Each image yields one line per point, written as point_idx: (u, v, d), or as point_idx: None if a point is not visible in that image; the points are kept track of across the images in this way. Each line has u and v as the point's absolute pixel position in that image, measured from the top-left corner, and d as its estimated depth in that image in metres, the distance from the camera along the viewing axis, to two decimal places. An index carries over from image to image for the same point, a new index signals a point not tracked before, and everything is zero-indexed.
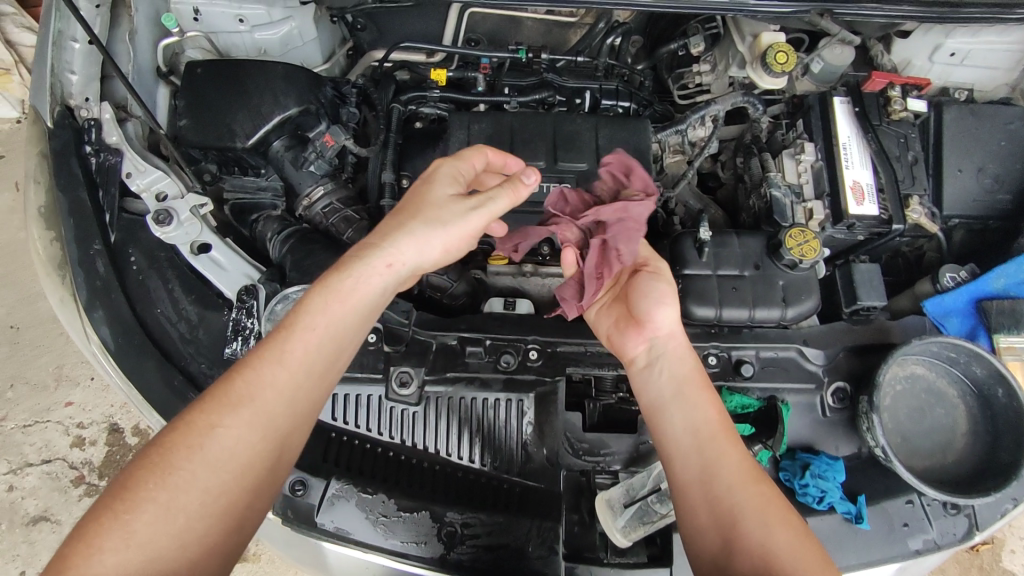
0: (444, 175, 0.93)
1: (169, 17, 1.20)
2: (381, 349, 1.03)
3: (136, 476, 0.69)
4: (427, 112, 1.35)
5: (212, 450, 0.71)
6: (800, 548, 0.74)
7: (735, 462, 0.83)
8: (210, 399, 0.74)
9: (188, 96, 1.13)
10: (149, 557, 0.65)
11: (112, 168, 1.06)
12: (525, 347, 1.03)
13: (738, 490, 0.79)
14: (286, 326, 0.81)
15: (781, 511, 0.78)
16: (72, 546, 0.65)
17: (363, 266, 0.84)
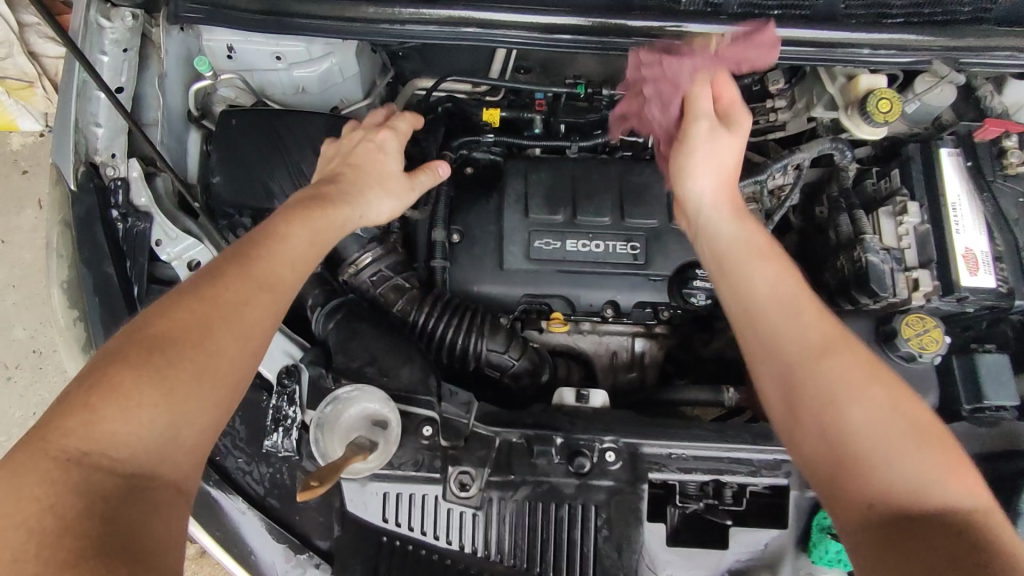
0: (386, 142, 0.98)
1: (203, 61, 1.09)
2: (438, 445, 0.92)
3: (161, 332, 0.66)
4: (480, 157, 1.23)
5: (236, 322, 0.70)
6: (892, 419, 0.67)
7: (812, 323, 0.73)
8: (227, 269, 0.72)
9: (222, 153, 1.02)
10: (180, 421, 0.64)
11: (140, 235, 0.94)
12: (600, 448, 0.92)
13: (812, 356, 0.71)
14: (284, 227, 0.80)
15: (872, 374, 0.69)
16: (89, 394, 0.61)
17: (354, 192, 0.90)
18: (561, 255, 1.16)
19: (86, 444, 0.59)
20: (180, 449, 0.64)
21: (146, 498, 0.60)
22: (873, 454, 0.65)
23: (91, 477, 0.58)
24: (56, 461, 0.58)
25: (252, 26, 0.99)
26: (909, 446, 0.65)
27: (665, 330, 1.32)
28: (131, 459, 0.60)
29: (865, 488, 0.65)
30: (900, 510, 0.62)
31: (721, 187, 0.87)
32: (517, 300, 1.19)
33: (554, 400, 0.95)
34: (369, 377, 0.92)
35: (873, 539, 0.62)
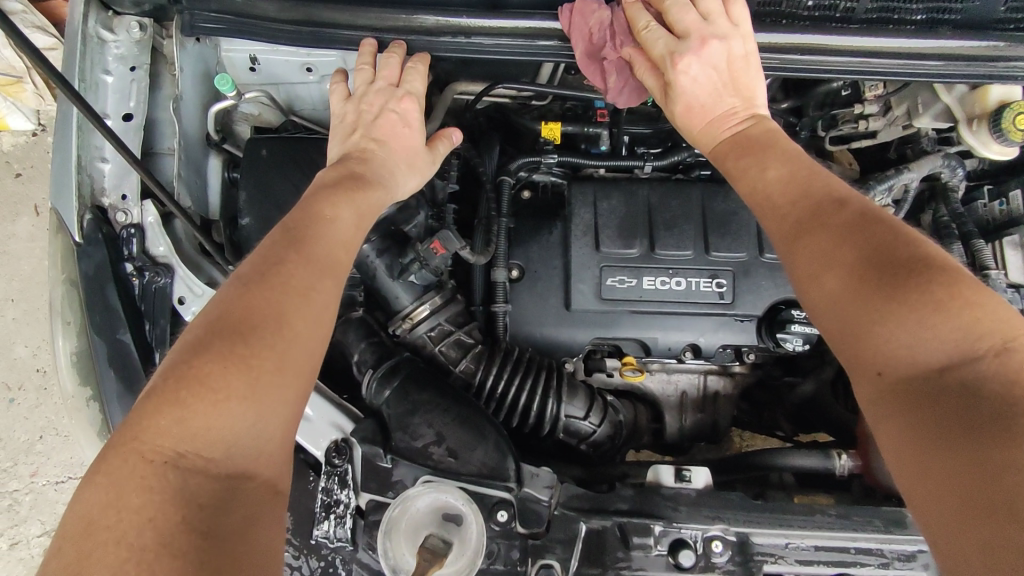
0: (411, 116, 0.85)
1: (225, 77, 0.89)
2: (514, 532, 0.79)
3: (239, 317, 0.59)
4: (541, 179, 1.08)
5: (310, 307, 0.63)
6: (874, 275, 0.57)
7: (785, 203, 0.67)
8: (289, 254, 0.64)
9: (251, 190, 0.88)
10: (268, 410, 0.56)
11: (159, 293, 0.79)
12: (705, 536, 0.78)
13: (793, 240, 0.65)
14: (331, 211, 0.71)
15: (851, 236, 0.60)
16: (175, 385, 0.54)
17: (385, 151, 0.82)
18: (635, 296, 1.02)
19: (182, 444, 0.52)
20: (273, 447, 0.57)
21: (251, 500, 0.54)
22: (869, 327, 0.56)
23: (189, 481, 0.52)
24: (151, 464, 0.51)
25: (284, 39, 0.83)
26: (900, 299, 0.55)
27: (743, 369, 1.19)
28: (227, 455, 0.54)
29: (873, 354, 0.56)
30: (910, 374, 0.53)
31: (712, 80, 0.78)
32: (584, 346, 1.04)
33: (650, 480, 0.85)
34: (436, 459, 0.79)
35: (888, 411, 0.54)
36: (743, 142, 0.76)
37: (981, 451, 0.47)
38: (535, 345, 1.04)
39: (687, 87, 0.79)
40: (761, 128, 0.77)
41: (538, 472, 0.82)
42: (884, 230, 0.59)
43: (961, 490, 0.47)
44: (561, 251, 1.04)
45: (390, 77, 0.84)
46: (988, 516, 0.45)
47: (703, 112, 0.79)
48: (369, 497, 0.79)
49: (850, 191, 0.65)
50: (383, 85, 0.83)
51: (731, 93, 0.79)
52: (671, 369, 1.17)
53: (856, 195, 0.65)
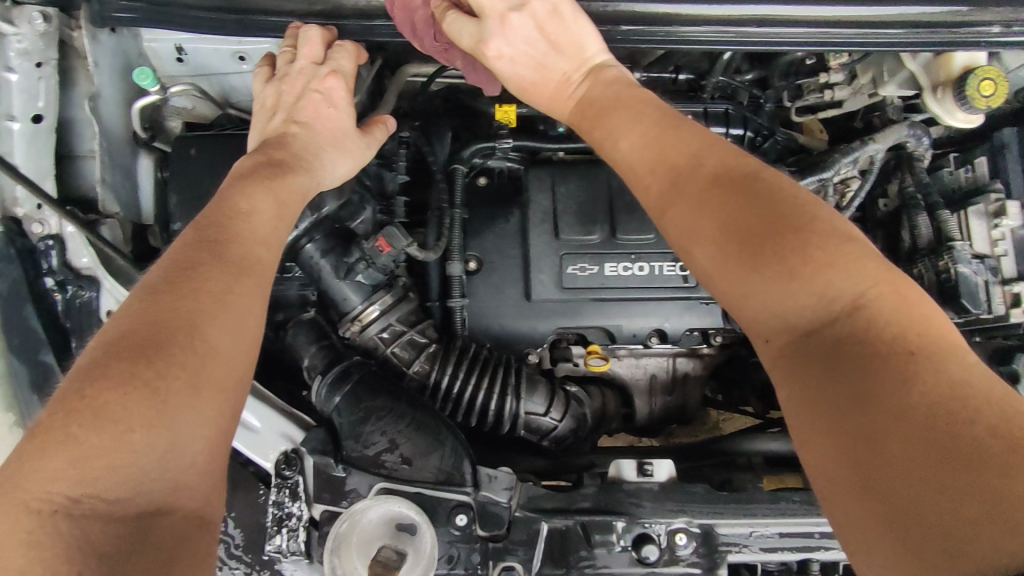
0: (336, 95, 0.80)
1: (145, 71, 0.82)
2: (473, 535, 0.77)
3: (142, 334, 0.53)
4: (496, 165, 1.03)
5: (227, 314, 0.57)
6: (735, 243, 0.53)
7: (647, 172, 0.62)
8: (200, 261, 0.59)
9: (181, 191, 0.82)
10: (180, 435, 0.52)
11: (86, 308, 0.75)
12: (670, 529, 0.77)
13: (661, 212, 0.60)
14: (248, 203, 0.67)
15: (707, 203, 0.56)
16: (66, 420, 0.49)
17: (310, 137, 0.78)
18: (597, 283, 0.99)
19: (76, 487, 0.47)
20: (195, 479, 0.53)
21: (165, 540, 0.49)
22: (733, 296, 0.54)
23: (88, 529, 0.47)
24: (38, 514, 0.46)
25: (208, 29, 0.77)
26: (758, 268, 0.52)
27: (712, 350, 1.16)
28: (133, 494, 0.49)
29: (759, 324, 0.53)
30: (784, 343, 0.52)
31: (523, 53, 0.74)
32: (546, 336, 1.01)
33: (613, 475, 0.82)
34: (389, 467, 0.77)
35: (780, 376, 0.52)
36: (595, 105, 0.70)
37: (859, 422, 0.46)
38: (494, 337, 1.01)
39: (506, 69, 0.75)
40: (615, 86, 0.71)
41: (496, 474, 0.80)
42: (738, 194, 0.55)
43: (840, 455, 0.47)
44: (520, 241, 1.00)
45: (312, 53, 0.78)
46: (865, 488, 0.45)
47: (537, 87, 0.75)
48: (323, 507, 0.76)
49: (708, 144, 0.59)
50: (305, 64, 0.78)
51: (556, 58, 0.74)
52: (638, 353, 1.15)
53: (709, 145, 0.59)
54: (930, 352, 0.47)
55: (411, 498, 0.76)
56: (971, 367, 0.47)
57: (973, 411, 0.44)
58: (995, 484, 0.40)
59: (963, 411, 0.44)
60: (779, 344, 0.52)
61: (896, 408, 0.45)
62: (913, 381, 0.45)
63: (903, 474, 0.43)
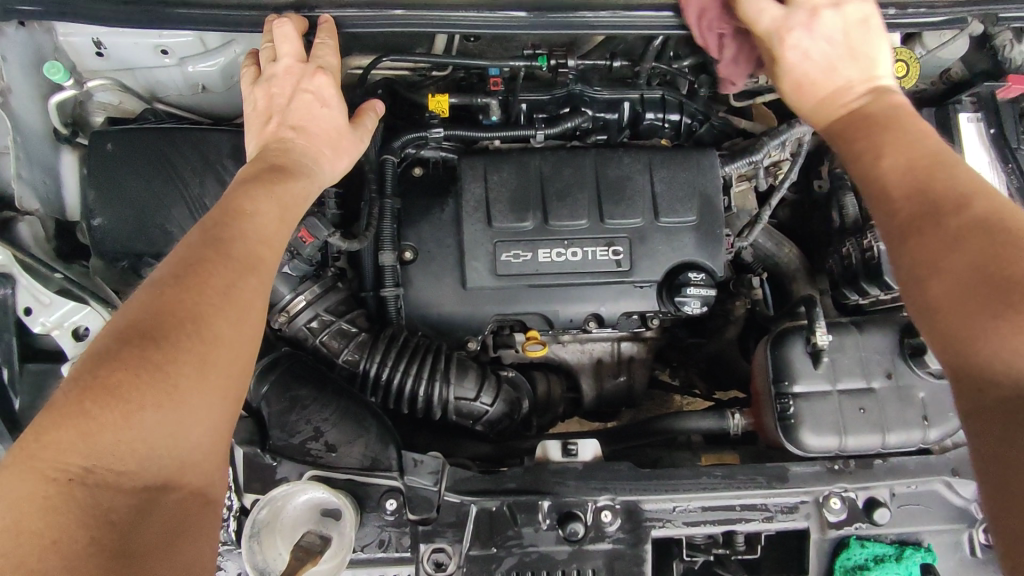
0: (326, 92, 0.78)
1: (56, 65, 0.82)
2: (404, 519, 0.78)
3: (149, 320, 0.54)
4: (429, 155, 1.04)
5: (229, 309, 0.57)
6: (989, 286, 0.53)
7: (904, 196, 0.61)
8: (205, 257, 0.59)
9: (99, 188, 0.81)
10: (188, 416, 0.52)
11: (1, 306, 0.75)
12: (594, 507, 0.79)
13: (899, 239, 0.60)
14: (251, 207, 0.66)
15: (963, 241, 0.56)
16: (81, 398, 0.50)
17: (303, 140, 0.77)
18: (532, 270, 1.00)
19: (90, 458, 0.48)
20: (197, 456, 0.53)
21: (168, 510, 0.51)
22: (964, 337, 0.53)
23: (101, 497, 0.48)
24: (55, 481, 0.47)
25: (118, 23, 0.77)
26: (1013, 313, 0.51)
27: (655, 333, 1.17)
28: (140, 467, 0.50)
29: (975, 369, 0.52)
30: (1004, 397, 0.50)
31: (825, 59, 0.73)
32: (484, 323, 1.02)
33: (539, 457, 0.82)
34: (315, 455, 0.78)
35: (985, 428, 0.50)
36: (863, 120, 0.69)
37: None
38: (432, 326, 1.01)
39: (797, 62, 0.74)
40: (891, 110, 0.69)
41: (422, 458, 0.80)
42: (1004, 242, 0.54)
43: None
44: (455, 230, 1.01)
45: (293, 51, 0.76)
46: None
47: (814, 87, 0.74)
48: (252, 496, 0.76)
49: (981, 189, 0.59)
50: (291, 62, 0.77)
51: (849, 64, 0.73)
52: (581, 338, 1.16)
53: (983, 188, 0.59)
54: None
55: (343, 485, 0.77)
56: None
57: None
58: None
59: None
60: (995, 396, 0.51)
61: None
62: None
63: None
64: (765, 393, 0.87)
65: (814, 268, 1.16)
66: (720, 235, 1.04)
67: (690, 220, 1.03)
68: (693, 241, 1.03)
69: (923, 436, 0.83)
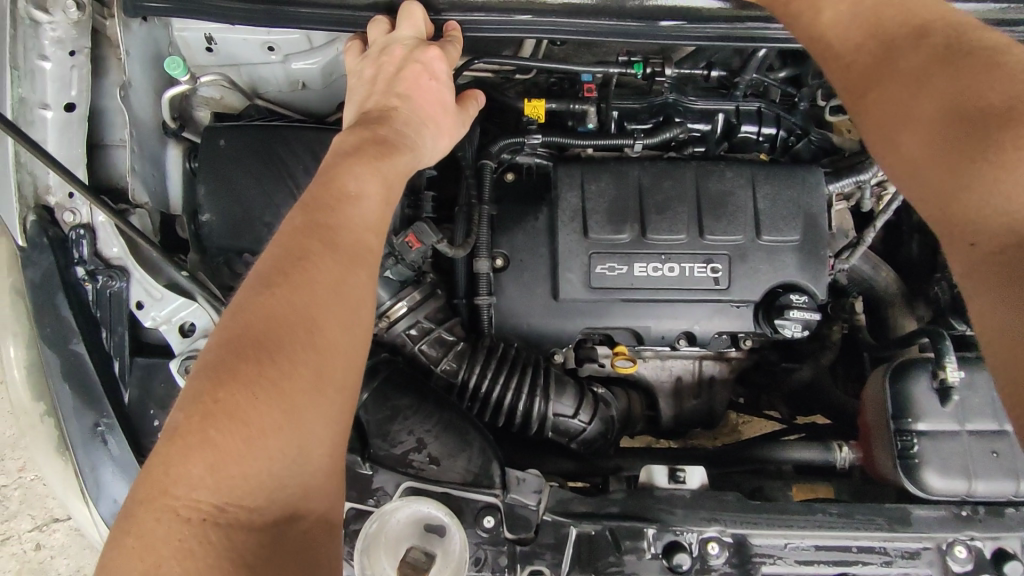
0: (438, 66, 0.72)
1: (175, 60, 0.82)
2: (501, 538, 0.75)
3: (262, 329, 0.47)
4: (524, 161, 1.02)
5: (343, 309, 0.51)
6: (958, 122, 0.52)
7: (853, 48, 0.62)
8: (312, 248, 0.51)
9: (210, 183, 0.81)
10: (312, 438, 0.46)
11: (115, 299, 0.75)
12: (701, 537, 0.75)
13: (862, 92, 0.60)
14: (356, 185, 0.57)
15: (930, 81, 0.55)
16: (201, 424, 0.44)
17: (411, 105, 0.70)
18: (626, 283, 0.97)
19: (219, 494, 0.43)
20: (321, 481, 0.47)
21: (301, 543, 0.45)
22: (953, 194, 0.50)
23: (235, 538, 0.42)
24: (189, 523, 0.42)
25: (240, 21, 0.76)
26: (982, 158, 0.49)
27: (740, 353, 1.13)
28: (270, 500, 0.44)
29: (961, 222, 0.49)
30: (1004, 248, 0.46)
31: None
32: (573, 336, 0.99)
33: (644, 481, 0.80)
34: (417, 467, 0.76)
35: (977, 290, 0.47)
36: None
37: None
38: (521, 336, 0.99)
39: None
40: None
41: (525, 477, 0.78)
42: (974, 69, 0.53)
43: None
44: (548, 239, 0.98)
45: (415, 27, 0.73)
46: None
47: None
48: (349, 505, 0.74)
49: (942, 15, 0.59)
50: (408, 36, 0.72)
51: None
52: (665, 356, 1.13)
53: (937, 19, 0.59)
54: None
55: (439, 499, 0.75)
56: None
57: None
58: None
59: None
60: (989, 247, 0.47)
61: None
62: None
63: None
64: (881, 429, 0.83)
65: (914, 295, 1.10)
66: (823, 254, 1.00)
67: (793, 239, 0.99)
68: (795, 261, 0.99)
69: None
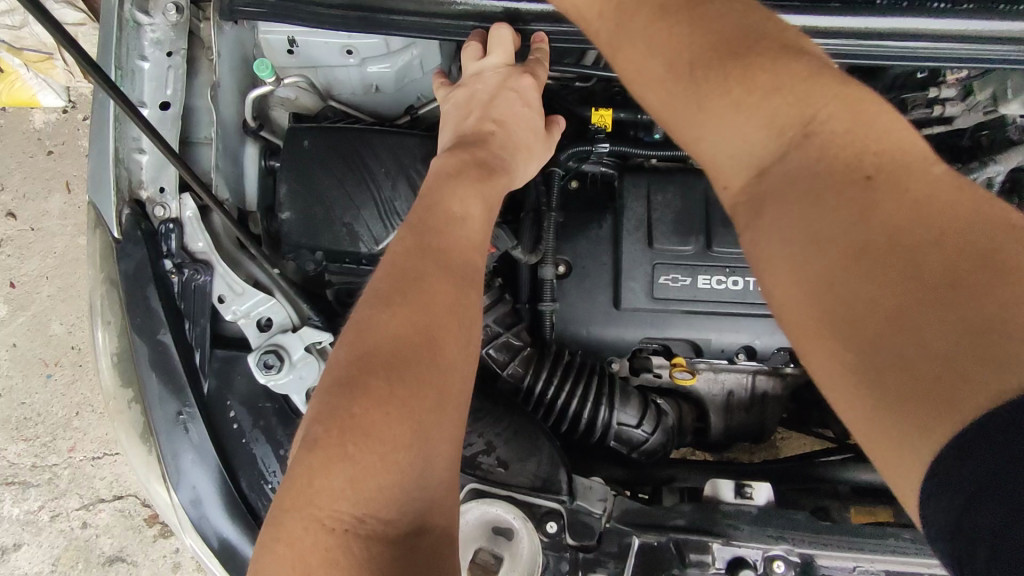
0: (531, 94, 0.74)
1: (264, 63, 0.87)
2: (563, 543, 0.74)
3: (388, 349, 0.48)
4: (590, 170, 1.01)
5: (459, 329, 0.51)
6: (681, 75, 0.54)
7: (594, 16, 0.63)
8: (428, 267, 0.52)
9: (293, 183, 0.83)
10: (438, 454, 0.46)
11: (199, 291, 0.77)
12: (766, 555, 0.73)
13: (603, 47, 0.63)
14: (461, 207, 0.59)
15: (649, 33, 0.57)
16: (340, 438, 0.44)
17: (507, 135, 0.71)
18: (689, 295, 0.97)
19: (359, 507, 0.43)
20: (444, 495, 0.47)
21: (427, 558, 0.44)
22: (694, 143, 0.54)
23: (375, 550, 0.43)
24: (332, 534, 0.42)
25: (332, 26, 0.78)
26: (705, 108, 0.52)
27: (797, 370, 1.12)
28: (402, 513, 0.44)
29: (714, 167, 0.53)
30: (745, 188, 0.51)
31: None
32: (632, 345, 0.99)
33: (709, 495, 0.79)
34: (485, 469, 0.76)
35: (743, 224, 0.51)
36: None
37: (815, 266, 0.44)
38: (581, 343, 1.00)
39: None
40: None
41: (591, 484, 0.78)
42: (688, 19, 0.54)
43: (808, 310, 0.44)
44: (613, 249, 0.98)
45: (504, 53, 0.73)
46: (823, 329, 0.43)
47: None
48: None
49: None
50: (500, 63, 0.73)
51: None
52: (720, 369, 1.12)
53: None
54: (889, 175, 0.44)
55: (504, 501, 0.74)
56: (946, 182, 0.43)
57: (936, 231, 0.41)
58: (976, 311, 0.37)
59: (931, 241, 0.40)
60: (736, 190, 0.52)
61: (861, 241, 0.42)
62: (876, 205, 0.43)
63: (871, 324, 0.40)
64: None
65: None
66: None
67: None
68: None
69: None
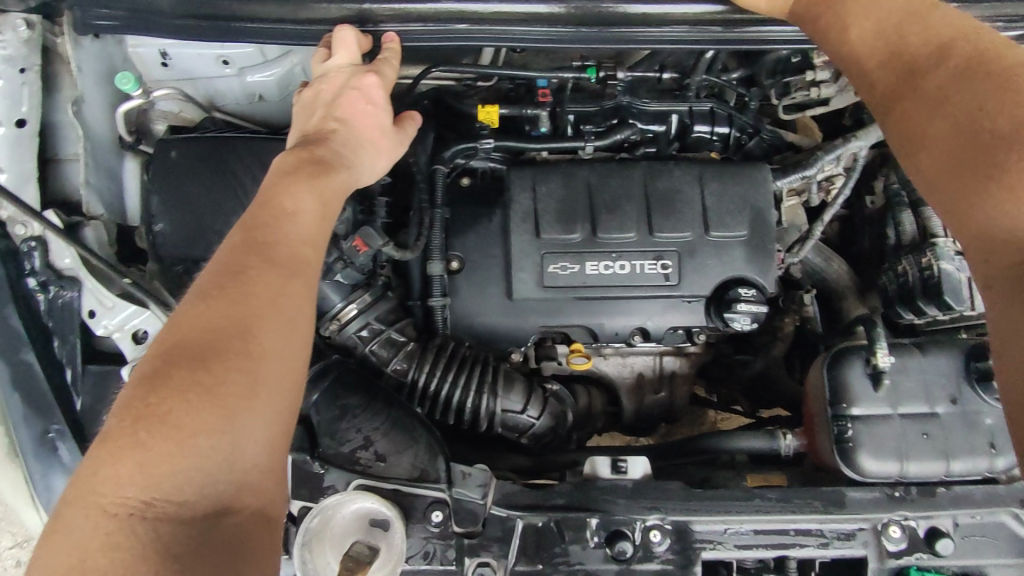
0: (375, 92, 0.75)
1: (127, 75, 0.86)
2: (449, 532, 0.76)
3: (195, 339, 0.49)
4: (478, 165, 1.04)
5: (280, 321, 0.53)
6: (971, 147, 0.57)
7: (876, 70, 0.66)
8: (249, 261, 0.54)
9: (161, 193, 0.83)
10: (245, 438, 0.48)
11: (67, 308, 0.77)
12: (643, 526, 0.76)
13: (887, 109, 0.65)
14: (293, 203, 0.60)
15: (948, 100, 0.60)
16: (133, 427, 0.46)
17: (348, 133, 0.73)
18: (578, 282, 0.99)
19: (148, 490, 0.44)
20: (260, 480, 0.49)
21: (227, 538, 0.46)
22: (963, 209, 0.56)
23: (161, 531, 0.44)
24: (115, 517, 0.43)
25: (184, 37, 0.78)
26: (994, 179, 0.54)
27: (699, 348, 1.14)
28: (198, 496, 0.45)
29: (973, 236, 0.55)
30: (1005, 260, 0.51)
31: None
32: (528, 334, 1.01)
33: (588, 473, 0.81)
34: (364, 464, 0.78)
35: (991, 294, 0.52)
36: None
37: None
38: (476, 336, 1.01)
39: None
40: None
41: (470, 471, 0.79)
42: (999, 93, 0.57)
43: None
44: (502, 241, 1.01)
45: (350, 54, 0.75)
46: None
47: None
48: (299, 503, 0.76)
49: (958, 36, 0.63)
50: (343, 64, 0.75)
51: None
52: (625, 351, 1.15)
53: (954, 37, 0.63)
54: None
55: (388, 495, 0.76)
56: None
57: None
58: None
59: None
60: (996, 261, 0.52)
61: None
62: None
63: None
64: (821, 416, 0.86)
65: (864, 286, 1.13)
66: (772, 248, 1.02)
67: (740, 234, 1.01)
68: (744, 255, 1.01)
69: (989, 465, 0.82)
